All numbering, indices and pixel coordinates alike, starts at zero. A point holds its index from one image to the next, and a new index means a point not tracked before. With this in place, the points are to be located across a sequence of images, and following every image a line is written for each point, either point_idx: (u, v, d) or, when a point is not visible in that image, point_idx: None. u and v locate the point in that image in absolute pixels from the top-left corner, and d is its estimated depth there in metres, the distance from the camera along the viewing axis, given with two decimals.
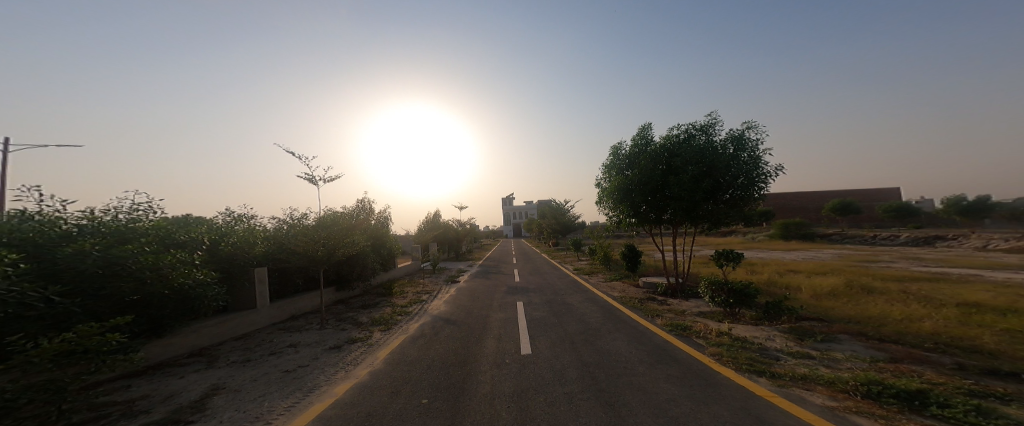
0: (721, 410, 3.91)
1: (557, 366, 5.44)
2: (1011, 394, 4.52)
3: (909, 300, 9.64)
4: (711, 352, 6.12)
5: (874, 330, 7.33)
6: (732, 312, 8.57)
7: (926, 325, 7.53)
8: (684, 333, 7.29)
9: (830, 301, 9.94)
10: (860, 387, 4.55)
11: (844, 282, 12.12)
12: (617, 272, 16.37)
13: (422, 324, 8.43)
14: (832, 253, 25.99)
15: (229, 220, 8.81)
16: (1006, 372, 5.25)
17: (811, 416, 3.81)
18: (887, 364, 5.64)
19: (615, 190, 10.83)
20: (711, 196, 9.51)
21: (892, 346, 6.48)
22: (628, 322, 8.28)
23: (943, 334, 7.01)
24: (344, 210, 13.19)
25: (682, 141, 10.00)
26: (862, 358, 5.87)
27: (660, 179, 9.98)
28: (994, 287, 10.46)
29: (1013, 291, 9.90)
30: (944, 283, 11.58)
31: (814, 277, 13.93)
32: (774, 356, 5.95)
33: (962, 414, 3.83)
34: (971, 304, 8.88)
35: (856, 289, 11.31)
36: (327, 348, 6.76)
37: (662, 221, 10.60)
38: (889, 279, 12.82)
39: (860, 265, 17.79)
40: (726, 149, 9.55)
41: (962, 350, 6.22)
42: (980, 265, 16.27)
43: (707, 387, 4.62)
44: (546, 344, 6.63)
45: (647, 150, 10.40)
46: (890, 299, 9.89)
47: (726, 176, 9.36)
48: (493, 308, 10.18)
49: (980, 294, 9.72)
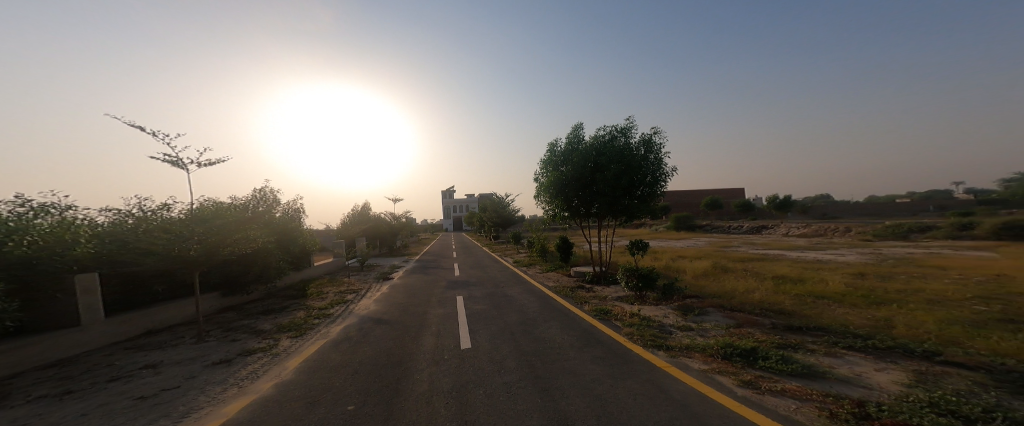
0: (634, 384, 4.44)
1: (496, 358, 5.53)
2: (797, 344, 6.03)
3: (745, 275, 12.25)
4: (625, 331, 6.85)
5: (739, 304, 8.80)
6: (640, 294, 9.67)
7: (753, 296, 9.51)
8: (605, 317, 8.01)
9: (703, 279, 12.03)
10: (720, 350, 5.56)
11: (710, 264, 14.72)
12: (552, 263, 16.79)
13: (346, 328, 7.66)
14: (706, 240, 31.37)
15: (24, 211, 6.47)
16: (798, 326, 6.97)
17: (693, 380, 4.57)
18: (735, 329, 7.02)
19: (551, 185, 11.28)
20: (627, 192, 10.56)
21: (750, 315, 7.95)
22: (561, 310, 8.75)
23: (762, 301, 8.97)
24: (232, 204, 11.07)
25: (607, 142, 10.87)
26: (724, 327, 7.17)
27: (589, 175, 10.73)
28: (792, 263, 13.84)
29: (793, 265, 13.26)
30: (765, 261, 14.94)
31: (694, 260, 16.64)
32: (669, 331, 6.94)
33: (778, 364, 4.93)
34: (781, 276, 11.54)
35: (719, 268, 13.91)
36: (206, 364, 5.78)
37: (589, 216, 11.36)
38: (737, 259, 16.03)
39: (722, 249, 21.86)
40: (641, 151, 10.66)
41: (774, 312, 8.02)
42: (799, 246, 21.03)
43: (623, 364, 5.18)
44: (485, 337, 6.64)
45: (580, 147, 11.04)
46: (739, 275, 12.34)
47: (640, 176, 10.49)
48: (431, 304, 9.75)
49: (783, 268, 12.72)
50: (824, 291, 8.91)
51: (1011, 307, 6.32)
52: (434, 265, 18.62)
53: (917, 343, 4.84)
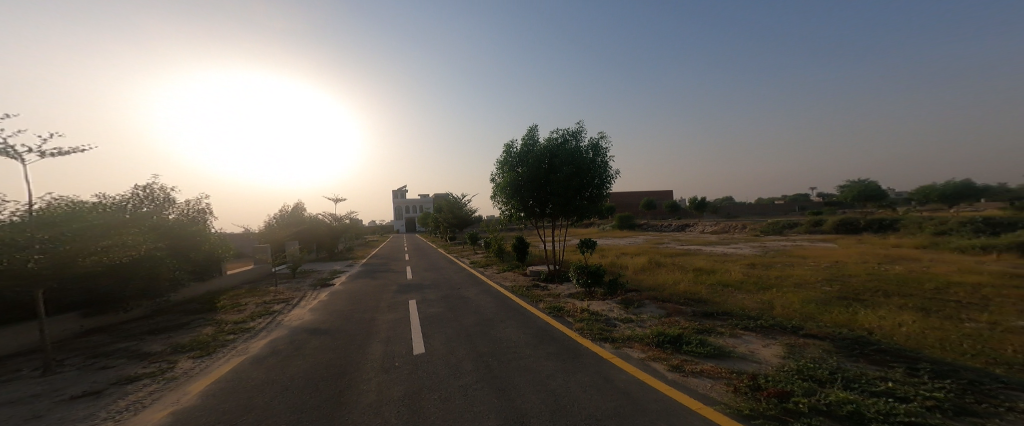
0: (584, 378, 4.55)
1: (452, 360, 5.09)
2: (709, 327, 6.91)
3: (673, 269, 13.56)
4: (577, 326, 7.22)
5: (670, 295, 9.61)
6: (589, 291, 10.09)
7: (671, 285, 10.81)
8: (558, 314, 8.15)
9: (642, 274, 12.95)
10: (656, 339, 6.14)
11: (647, 260, 15.92)
12: (507, 263, 15.21)
13: (274, 341, 6.46)
14: (642, 238, 33.61)
15: None
16: (712, 312, 7.91)
17: (632, 368, 5.02)
18: (665, 318, 7.77)
19: (507, 185, 11.02)
20: (579, 194, 10.80)
21: (681, 305, 8.74)
22: (517, 310, 8.38)
23: (682, 289, 10.07)
24: (101, 203, 9.30)
25: (557, 147, 10.81)
26: (660, 317, 7.87)
27: (544, 177, 10.74)
28: (711, 256, 15.50)
29: (708, 258, 14.93)
30: (689, 256, 16.62)
31: (632, 257, 17.88)
32: (614, 324, 7.43)
33: (698, 347, 5.59)
34: (702, 268, 12.87)
35: (653, 264, 15.12)
36: (64, 399, 4.26)
37: (543, 216, 11.41)
38: (668, 255, 17.51)
39: (656, 246, 23.71)
40: (593, 155, 10.88)
41: (689, 297, 9.16)
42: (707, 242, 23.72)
43: (574, 359, 5.37)
44: (441, 339, 5.97)
45: (536, 149, 10.86)
46: (671, 269, 13.45)
47: (592, 179, 10.77)
48: (379, 310, 8.62)
49: (703, 261, 14.26)
50: (728, 277, 9.90)
51: (842, 284, 8.10)
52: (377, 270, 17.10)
53: (791, 321, 5.68)
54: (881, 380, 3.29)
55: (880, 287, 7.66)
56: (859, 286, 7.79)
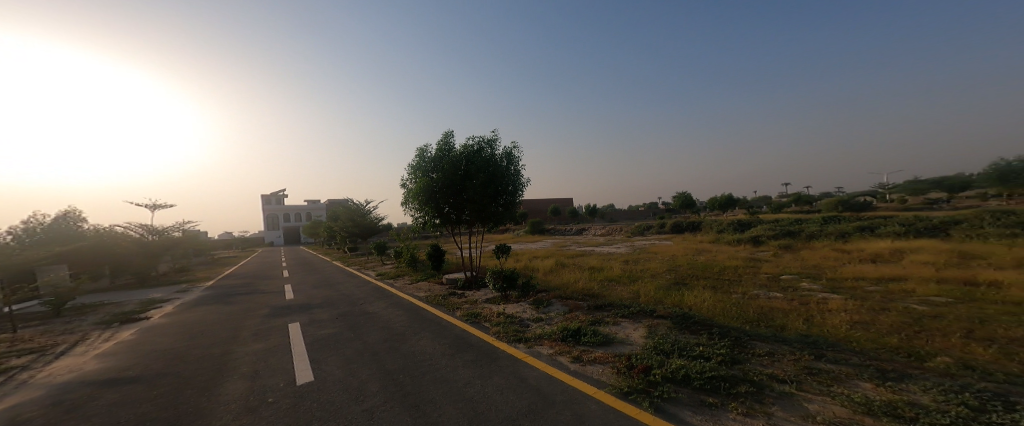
0: (500, 379, 3.75)
1: (352, 384, 3.85)
2: (602, 318, 6.42)
3: (574, 269, 14.42)
4: (494, 330, 5.75)
5: (571, 292, 8.96)
6: (505, 296, 8.55)
7: (567, 277, 11.46)
8: (474, 320, 6.53)
9: (553, 274, 13.23)
10: (565, 333, 5.28)
11: (553, 262, 16.56)
12: (423, 272, 13.91)
13: (19, 407, 3.66)
14: (547, 242, 35.12)
15: None
16: (605, 305, 7.32)
17: (542, 364, 4.20)
18: (572, 314, 6.86)
19: (411, 197, 8.70)
20: (497, 204, 8.81)
21: (581, 301, 8.00)
22: (431, 318, 6.87)
23: (579, 281, 10.69)
24: None
25: (469, 157, 8.59)
26: (565, 313, 6.90)
27: (457, 188, 8.44)
28: (605, 255, 16.93)
29: (605, 258, 16.22)
30: (586, 257, 17.95)
31: (538, 260, 18.46)
32: (527, 324, 6.10)
33: (592, 336, 5.12)
34: (598, 267, 13.96)
35: (558, 265, 15.86)
36: None
37: (456, 228, 9.28)
38: (569, 257, 18.64)
39: (558, 249, 25.07)
40: (514, 165, 8.97)
41: (580, 291, 9.35)
42: (581, 245, 26.18)
43: (484, 356, 4.48)
44: (338, 363, 4.53)
45: (446, 156, 8.63)
46: (576, 270, 14.15)
47: (511, 189, 8.85)
48: (246, 335, 6.22)
49: (600, 260, 15.50)
50: (612, 274, 11.11)
51: (678, 272, 10.04)
52: (236, 286, 12.85)
53: (649, 305, 6.80)
54: (695, 346, 4.14)
55: (698, 272, 9.80)
56: (687, 273, 9.77)
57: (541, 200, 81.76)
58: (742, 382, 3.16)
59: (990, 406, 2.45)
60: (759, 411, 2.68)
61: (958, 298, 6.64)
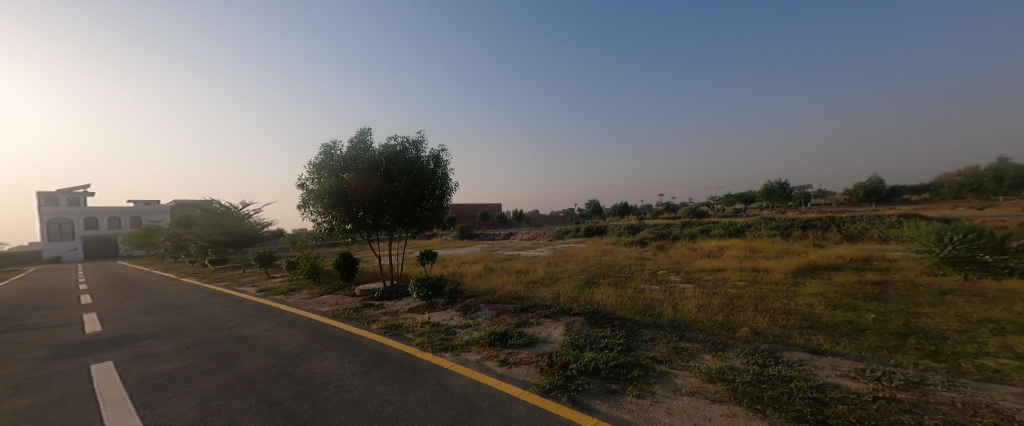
0: (426, 392, 3.60)
1: (230, 421, 3.16)
2: (526, 320, 6.66)
3: (501, 274, 14.55)
4: (417, 341, 5.47)
5: (499, 297, 9.09)
6: (430, 304, 8.27)
7: (494, 282, 11.50)
8: (395, 333, 6.21)
9: (480, 280, 13.17)
10: (492, 337, 5.37)
11: (480, 268, 16.49)
12: (325, 285, 12.09)
13: None
14: (473, 248, 35.04)
15: None
16: (529, 307, 7.59)
17: (470, 371, 4.14)
18: (500, 318, 6.98)
19: (318, 197, 7.90)
20: (422, 207, 8.64)
21: (509, 304, 8.19)
22: (337, 336, 6.17)
23: (506, 286, 10.81)
24: None
25: (393, 156, 8.32)
26: (492, 318, 7.01)
27: (376, 189, 8.03)
28: (530, 259, 17.43)
29: (530, 262, 16.70)
30: (513, 261, 18.25)
31: (464, 266, 18.18)
32: (453, 332, 6.05)
33: (517, 339, 5.29)
34: (526, 270, 14.25)
35: (485, 270, 15.83)
36: None
37: (373, 232, 8.73)
38: (495, 262, 18.79)
39: (484, 255, 25.11)
40: (440, 168, 8.91)
41: (509, 295, 9.49)
42: (489, 253, 26.09)
43: (404, 370, 4.32)
44: (185, 404, 3.45)
45: (364, 156, 8.16)
46: (503, 274, 14.30)
47: (437, 192, 8.77)
48: (50, 371, 4.49)
49: (525, 264, 15.89)
50: (538, 277, 11.47)
51: (595, 272, 10.74)
52: (12, 317, 8.80)
53: (568, 304, 7.24)
54: (602, 339, 4.56)
55: (615, 272, 10.53)
56: (597, 272, 10.60)
57: (460, 205, 79.91)
58: (635, 367, 3.62)
59: (773, 362, 3.28)
60: (646, 391, 3.10)
61: (755, 280, 8.47)
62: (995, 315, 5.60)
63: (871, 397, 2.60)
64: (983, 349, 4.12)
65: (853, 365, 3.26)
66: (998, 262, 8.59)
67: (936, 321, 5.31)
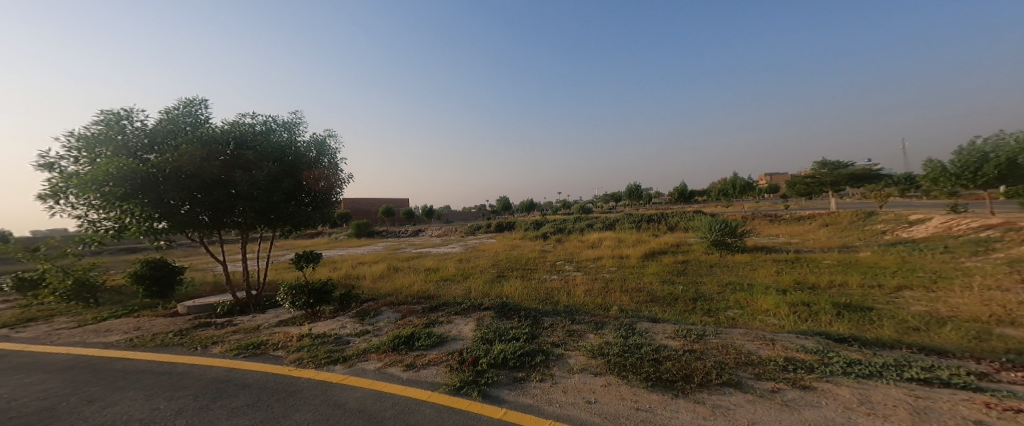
0: (307, 413, 3.20)
1: None
2: (434, 320, 6.58)
3: (407, 274, 13.87)
4: (292, 359, 4.67)
5: (405, 298, 8.79)
6: (313, 312, 6.95)
7: (404, 282, 10.91)
8: (262, 350, 4.97)
9: (381, 282, 12.33)
10: (397, 341, 5.17)
11: (382, 268, 15.48)
12: (115, 307, 7.79)
13: None
14: (374, 247, 32.77)
15: None
16: (435, 306, 7.52)
17: (368, 381, 3.94)
18: (405, 320, 6.70)
19: (103, 180, 5.09)
20: (299, 202, 6.70)
21: (416, 305, 8.00)
22: (118, 371, 4.33)
23: (413, 286, 10.42)
24: None
25: (257, 136, 6.20)
26: (397, 320, 6.73)
27: (222, 174, 5.71)
28: (437, 257, 17.12)
29: (438, 259, 16.38)
30: (419, 260, 17.67)
31: (362, 268, 16.80)
32: (348, 340, 5.53)
33: (425, 339, 5.22)
34: (435, 269, 13.93)
35: (388, 272, 14.90)
36: None
37: (211, 232, 6.25)
38: (399, 261, 17.88)
39: (387, 254, 23.76)
40: (324, 157, 7.13)
41: (418, 296, 9.15)
42: (375, 254, 23.94)
43: (279, 386, 3.83)
44: None
45: (199, 130, 5.74)
46: (408, 275, 13.68)
47: (321, 184, 6.95)
48: None
49: (432, 263, 15.54)
50: (448, 275, 11.36)
51: (504, 267, 11.09)
52: None
53: (478, 300, 7.40)
54: (509, 330, 4.79)
55: (524, 265, 11.02)
56: (508, 267, 10.99)
57: (357, 201, 73.51)
58: (538, 354, 3.92)
59: (631, 333, 3.88)
60: (546, 375, 3.40)
61: (621, 265, 9.85)
62: (733, 279, 7.68)
63: (684, 352, 3.26)
64: (726, 303, 5.81)
65: (673, 327, 4.03)
66: (733, 243, 11.97)
67: (707, 286, 7.03)
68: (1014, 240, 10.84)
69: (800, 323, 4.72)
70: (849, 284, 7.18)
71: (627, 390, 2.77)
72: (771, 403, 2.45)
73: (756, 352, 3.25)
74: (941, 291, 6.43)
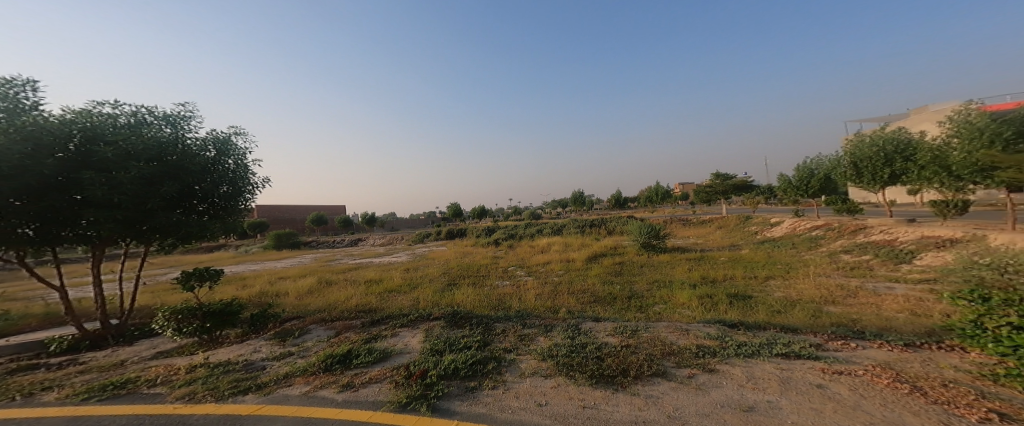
0: None
1: None
2: (375, 335, 6.22)
3: (345, 284, 13.10)
4: (176, 396, 3.84)
5: (342, 312, 8.34)
6: (212, 338, 5.55)
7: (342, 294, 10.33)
8: (140, 388, 4.04)
9: (315, 292, 11.54)
10: (329, 361, 4.71)
11: (317, 279, 14.47)
12: None
13: None
14: (309, 257, 30.48)
15: None
16: (376, 320, 7.11)
17: (294, 405, 3.63)
18: (338, 337, 6.08)
19: None
20: (187, 210, 5.54)
21: (353, 320, 7.36)
22: None
23: (352, 299, 9.92)
24: None
25: (120, 129, 4.96)
26: (328, 339, 5.91)
27: (59, 176, 4.48)
28: (380, 268, 16.42)
29: (381, 270, 15.71)
30: (358, 271, 16.80)
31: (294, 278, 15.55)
32: (261, 366, 4.67)
33: (365, 357, 4.84)
34: (379, 279, 13.35)
35: (324, 282, 13.96)
36: None
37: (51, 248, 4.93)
38: (336, 272, 16.84)
39: (323, 264, 22.26)
40: (224, 157, 5.94)
41: (361, 309, 8.73)
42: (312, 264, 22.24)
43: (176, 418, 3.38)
44: None
45: (19, 118, 4.33)
46: (345, 285, 12.93)
47: (218, 190, 5.80)
48: None
49: (374, 273, 14.87)
50: (391, 285, 10.97)
51: (449, 276, 10.96)
52: None
53: (426, 310, 7.26)
54: (460, 339, 4.75)
55: (467, 273, 11.00)
56: (457, 275, 10.89)
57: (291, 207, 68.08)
58: (491, 361, 3.94)
59: (576, 333, 4.08)
60: (497, 381, 3.46)
61: (568, 268, 10.19)
62: (658, 277, 8.34)
63: (620, 348, 3.50)
64: (653, 299, 6.28)
65: (614, 325, 4.30)
66: (658, 244, 12.99)
67: (640, 285, 7.54)
68: (829, 238, 13.39)
69: (707, 312, 5.27)
70: (735, 276, 8.10)
71: (574, 389, 2.90)
72: (688, 388, 2.76)
73: (675, 342, 3.59)
74: (789, 278, 7.70)
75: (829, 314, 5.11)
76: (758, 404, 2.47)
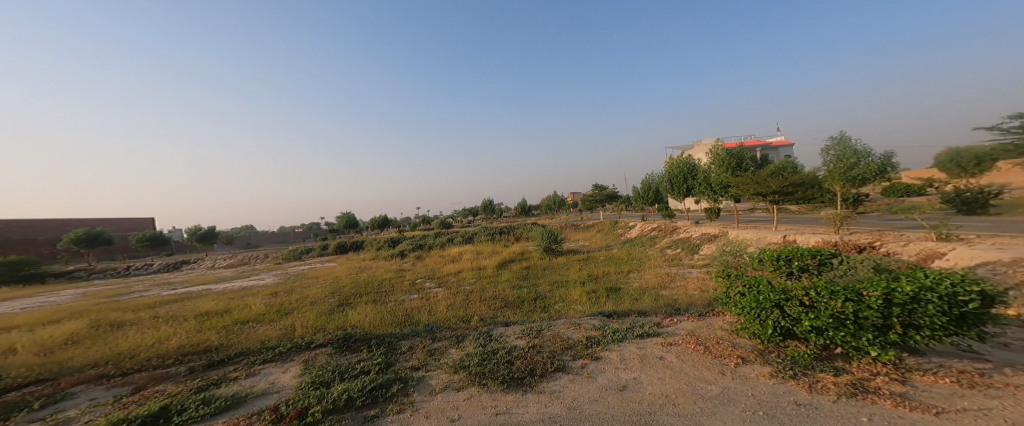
0: None
1: None
2: (221, 376, 4.50)
3: (213, 298, 11.07)
4: None
5: (210, 327, 7.05)
6: None
7: (210, 312, 8.75)
8: None
9: (168, 307, 9.51)
10: None
11: (173, 296, 11.96)
12: None
13: None
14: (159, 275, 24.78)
15: None
16: (223, 357, 5.19)
17: None
18: (135, 395, 4.13)
19: None
20: None
21: (175, 365, 5.09)
22: None
23: (221, 314, 8.48)
24: None
25: None
26: (122, 398, 4.07)
27: None
28: (263, 287, 14.27)
29: (265, 288, 13.67)
30: (232, 286, 14.37)
31: (140, 296, 12.55)
32: None
33: (195, 410, 3.51)
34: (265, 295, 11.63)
35: (183, 297, 11.60)
36: None
37: None
38: (201, 288, 14.12)
39: (180, 280, 18.39)
40: None
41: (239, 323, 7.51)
42: (165, 282, 17.99)
43: None
44: None
45: None
46: (214, 298, 10.95)
47: None
48: None
49: (255, 290, 12.89)
50: (278, 304, 9.67)
51: (347, 295, 10.08)
52: None
53: (301, 337, 5.96)
54: (356, 365, 4.29)
55: (367, 290, 10.25)
56: (355, 293, 10.03)
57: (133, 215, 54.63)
58: (394, 382, 3.69)
59: (488, 340, 4.23)
60: (405, 402, 3.30)
61: (479, 276, 10.38)
62: (559, 277, 9.08)
63: (527, 350, 3.75)
64: (554, 299, 6.82)
65: (523, 327, 4.56)
66: (555, 248, 14.09)
67: (543, 287, 8.12)
68: (664, 232, 16.52)
69: (595, 306, 5.98)
70: (603, 273, 9.23)
71: (487, 397, 3.04)
72: (583, 377, 3.15)
73: (570, 337, 4.03)
74: (639, 269, 9.20)
75: (663, 297, 6.25)
76: (629, 382, 2.99)
